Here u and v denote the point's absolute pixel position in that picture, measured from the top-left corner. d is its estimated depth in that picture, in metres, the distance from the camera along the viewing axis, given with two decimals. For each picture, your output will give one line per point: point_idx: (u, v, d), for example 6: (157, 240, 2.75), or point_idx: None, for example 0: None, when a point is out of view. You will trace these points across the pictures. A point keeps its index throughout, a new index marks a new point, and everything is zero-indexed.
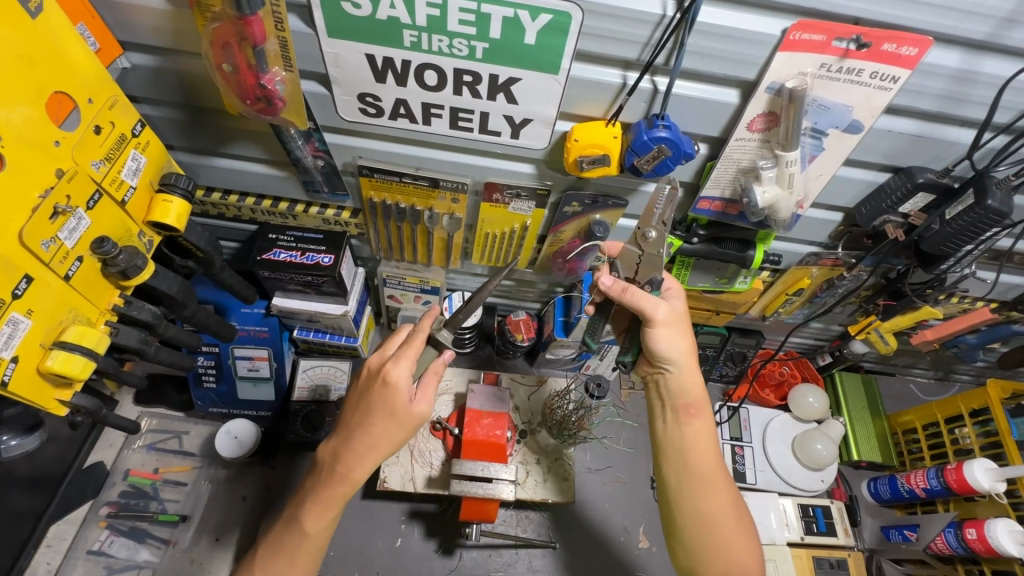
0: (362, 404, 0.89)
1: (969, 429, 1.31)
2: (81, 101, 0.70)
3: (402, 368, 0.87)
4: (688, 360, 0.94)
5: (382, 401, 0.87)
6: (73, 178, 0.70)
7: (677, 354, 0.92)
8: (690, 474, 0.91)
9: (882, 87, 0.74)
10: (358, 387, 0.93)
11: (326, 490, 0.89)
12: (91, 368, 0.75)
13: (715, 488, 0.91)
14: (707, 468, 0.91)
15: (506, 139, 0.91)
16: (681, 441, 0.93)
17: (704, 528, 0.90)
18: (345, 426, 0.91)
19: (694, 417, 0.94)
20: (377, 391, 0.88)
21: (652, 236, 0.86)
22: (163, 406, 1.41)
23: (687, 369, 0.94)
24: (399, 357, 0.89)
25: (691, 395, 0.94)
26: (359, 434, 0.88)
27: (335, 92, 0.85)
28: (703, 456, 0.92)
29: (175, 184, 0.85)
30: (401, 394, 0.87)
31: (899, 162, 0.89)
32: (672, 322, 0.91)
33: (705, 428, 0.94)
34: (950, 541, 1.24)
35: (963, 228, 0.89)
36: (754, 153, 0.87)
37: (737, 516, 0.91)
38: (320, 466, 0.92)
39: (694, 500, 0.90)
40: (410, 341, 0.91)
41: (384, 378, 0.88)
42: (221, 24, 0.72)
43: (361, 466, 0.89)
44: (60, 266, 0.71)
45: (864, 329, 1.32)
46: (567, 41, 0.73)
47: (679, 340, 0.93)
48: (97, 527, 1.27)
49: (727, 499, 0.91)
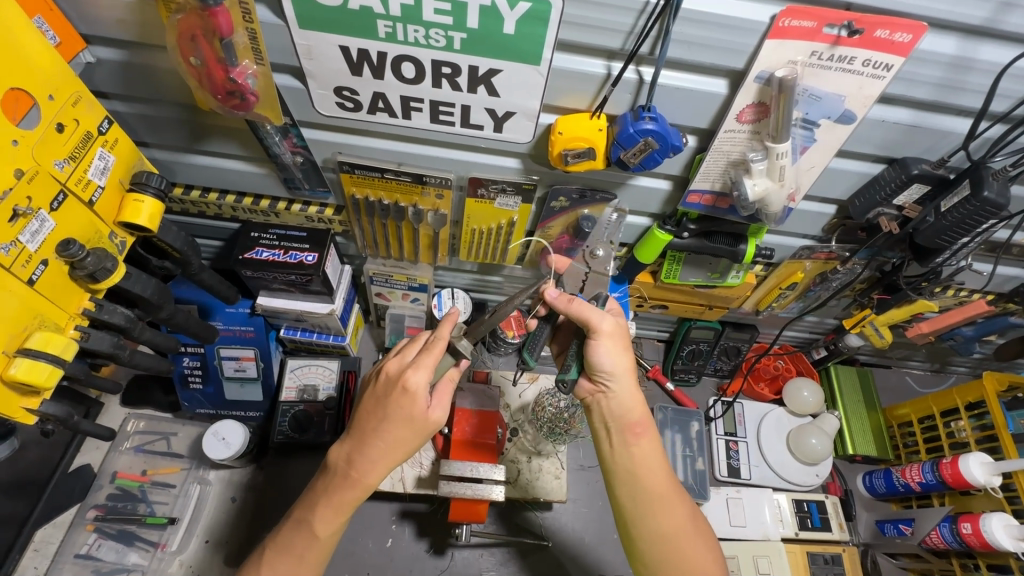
0: (382, 412, 0.87)
1: (965, 422, 1.30)
2: (39, 98, 0.67)
3: (419, 376, 0.86)
4: (625, 378, 0.91)
5: (400, 409, 0.86)
6: (33, 179, 0.67)
7: (615, 371, 0.90)
8: (644, 495, 0.88)
9: (876, 75, 0.72)
10: (375, 393, 0.90)
11: (338, 495, 0.87)
12: (58, 376, 0.73)
13: (671, 505, 0.88)
14: (659, 487, 0.88)
15: (489, 132, 0.88)
16: (627, 462, 0.89)
17: (666, 548, 0.87)
18: (359, 433, 0.89)
19: (639, 437, 0.90)
20: (396, 399, 0.86)
21: (599, 254, 0.94)
22: (150, 408, 1.39)
23: (625, 389, 0.91)
24: (417, 364, 0.87)
25: (631, 415, 0.91)
26: (378, 439, 0.87)
27: (311, 86, 0.82)
28: (653, 475, 0.88)
29: (146, 183, 0.82)
30: (420, 402, 0.86)
31: (894, 152, 0.86)
32: (615, 334, 0.90)
33: (651, 447, 0.90)
34: (944, 535, 1.23)
35: (958, 221, 0.87)
36: (744, 145, 0.85)
37: (698, 530, 0.89)
38: (332, 470, 0.89)
39: (652, 521, 0.87)
40: (429, 348, 0.89)
41: (403, 386, 0.86)
42: (185, 16, 0.69)
43: (373, 471, 0.87)
44: (22, 270, 0.69)
45: (859, 322, 1.31)
46: (547, 31, 0.70)
47: (621, 354, 0.91)
48: (85, 530, 1.23)
49: (684, 514, 0.88)
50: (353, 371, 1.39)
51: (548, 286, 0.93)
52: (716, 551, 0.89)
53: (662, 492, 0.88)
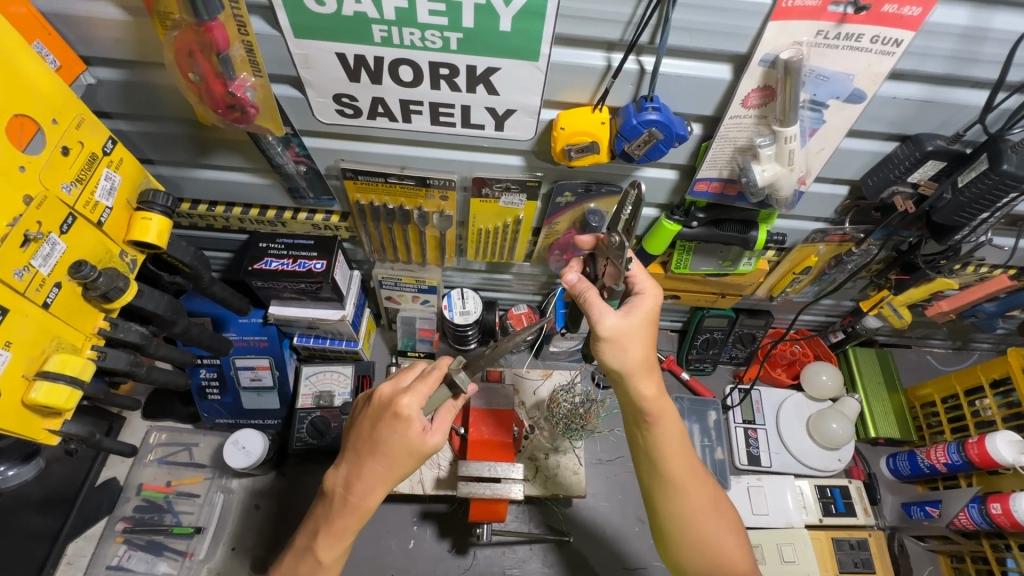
0: (376, 436, 0.86)
1: (991, 401, 1.28)
2: (44, 122, 0.68)
3: (414, 401, 0.85)
4: (644, 369, 0.85)
5: (393, 435, 0.85)
6: (42, 204, 0.68)
7: (635, 361, 0.84)
8: (667, 477, 0.87)
9: (884, 51, 0.70)
10: (370, 415, 0.88)
11: (339, 520, 0.87)
12: (77, 397, 0.74)
13: (699, 487, 0.88)
14: (686, 469, 0.88)
15: (491, 131, 0.87)
16: (656, 444, 0.87)
17: (692, 531, 0.88)
18: (356, 445, 0.88)
19: (661, 419, 0.87)
20: (388, 423, 0.85)
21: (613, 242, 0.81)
22: (171, 420, 1.41)
23: (646, 377, 0.85)
24: (412, 389, 0.86)
25: (649, 399, 0.85)
26: (375, 461, 0.85)
27: (310, 95, 0.82)
28: (680, 456, 0.88)
29: (153, 201, 0.83)
30: (413, 426, 0.85)
31: (906, 130, 0.84)
32: (629, 333, 0.83)
33: (675, 428, 0.88)
34: (973, 516, 1.23)
35: (977, 196, 0.84)
36: (751, 130, 0.83)
37: (722, 514, 0.90)
38: (331, 496, 0.89)
39: (679, 504, 0.87)
40: (427, 375, 0.87)
41: (395, 410, 0.85)
42: (182, 32, 0.69)
43: (372, 495, 0.87)
44: (37, 294, 0.69)
45: (876, 304, 1.28)
46: (545, 26, 0.69)
47: (635, 349, 0.84)
48: (115, 542, 1.26)
49: (706, 497, 0.89)
50: (367, 376, 1.39)
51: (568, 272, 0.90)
52: (741, 535, 0.90)
53: (687, 473, 0.88)
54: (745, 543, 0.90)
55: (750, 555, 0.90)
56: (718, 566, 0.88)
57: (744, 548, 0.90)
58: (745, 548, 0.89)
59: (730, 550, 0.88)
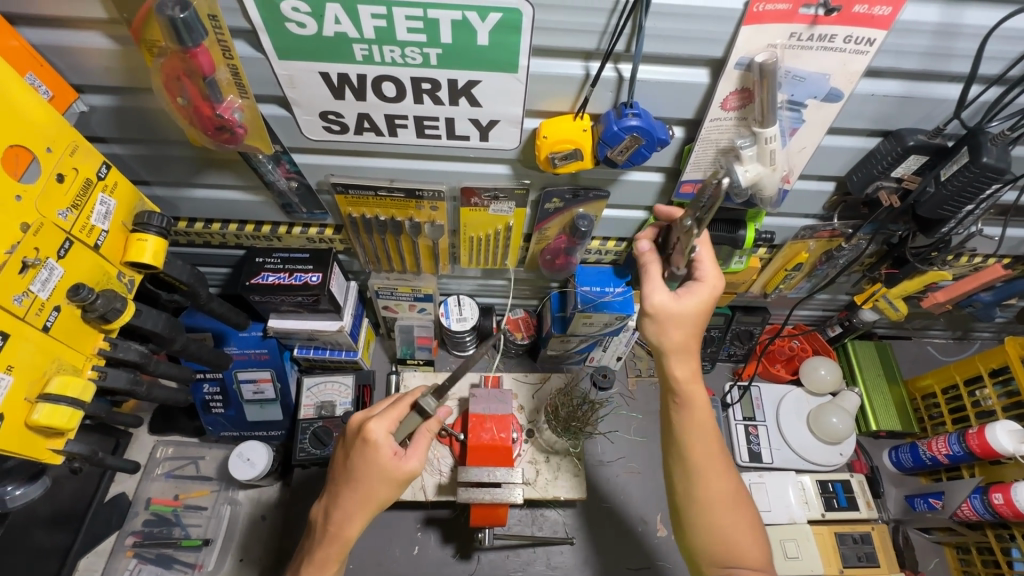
0: (350, 464, 0.90)
1: (990, 390, 1.28)
2: (38, 152, 0.70)
3: (381, 426, 0.88)
4: (684, 348, 0.89)
5: (364, 462, 0.88)
6: (39, 231, 0.70)
7: (678, 341, 0.89)
8: (689, 459, 0.90)
9: (858, 50, 0.70)
10: (345, 445, 0.93)
11: (319, 552, 0.91)
12: (78, 417, 0.76)
13: (721, 473, 0.89)
14: (710, 454, 0.90)
15: (476, 142, 0.89)
16: (687, 426, 0.90)
17: (707, 517, 0.89)
18: (335, 477, 0.92)
19: (694, 398, 0.90)
20: (358, 450, 0.89)
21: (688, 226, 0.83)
22: (177, 434, 1.44)
23: (688, 356, 0.90)
24: (380, 415, 0.90)
25: (687, 376, 0.90)
26: (350, 490, 0.88)
27: (297, 113, 0.83)
28: (706, 439, 0.90)
29: (148, 222, 0.85)
30: (383, 450, 0.88)
31: (887, 125, 0.84)
32: (676, 315, 0.88)
33: (707, 411, 0.90)
34: (977, 507, 1.22)
35: (960, 188, 0.84)
36: (732, 132, 0.84)
37: (743, 506, 0.90)
38: (314, 528, 0.93)
39: (701, 487, 0.89)
40: (395, 404, 0.92)
41: (365, 437, 0.88)
42: (167, 59, 0.71)
43: (351, 524, 0.89)
44: (36, 318, 0.71)
45: (871, 297, 1.28)
46: (521, 38, 0.70)
47: (676, 330, 0.88)
48: (125, 557, 1.29)
49: (725, 487, 0.89)
50: (368, 385, 1.40)
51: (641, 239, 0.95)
52: (757, 531, 0.90)
53: (710, 458, 0.89)
54: (761, 538, 0.90)
55: (765, 550, 0.89)
56: (731, 558, 0.87)
57: (759, 544, 0.88)
58: (761, 543, 0.89)
59: (745, 542, 0.88)
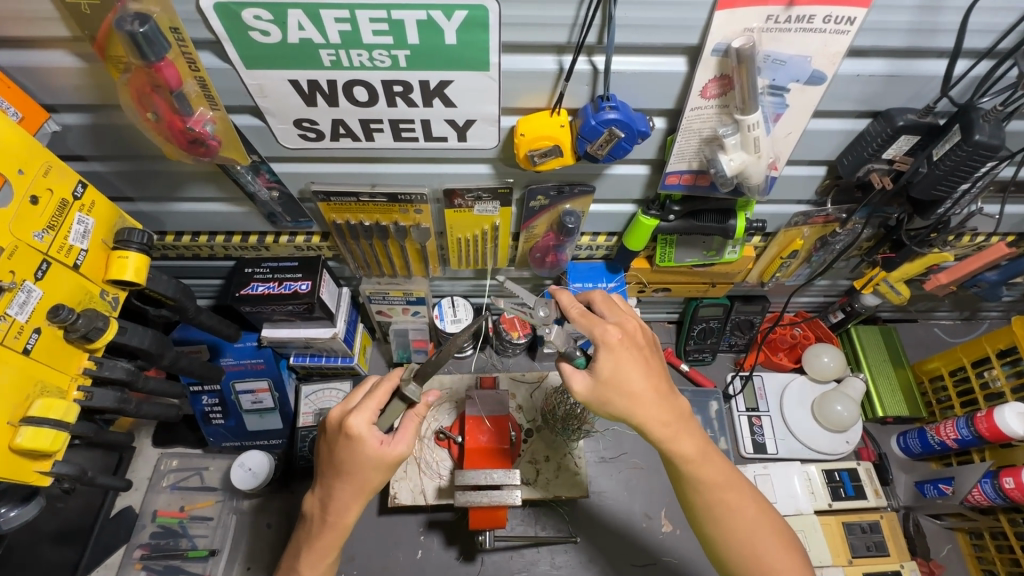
0: (337, 459, 0.88)
1: (998, 371, 1.25)
2: (10, 175, 0.69)
3: (361, 419, 0.86)
4: (650, 400, 0.84)
5: (351, 454, 0.86)
6: (13, 254, 0.70)
7: (635, 400, 0.84)
8: (708, 494, 0.86)
9: (839, 30, 0.68)
10: (328, 440, 0.90)
11: (318, 540, 0.90)
12: (63, 439, 0.76)
13: (739, 499, 0.86)
14: (722, 484, 0.86)
15: (454, 142, 0.87)
16: (688, 467, 0.85)
17: (742, 544, 0.85)
18: (331, 467, 0.89)
19: (680, 443, 0.85)
20: (343, 444, 0.87)
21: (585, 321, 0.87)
22: (180, 446, 1.44)
23: (655, 405, 0.84)
24: (359, 408, 0.87)
25: (666, 423, 0.85)
26: (344, 482, 0.87)
27: (271, 123, 0.82)
28: (712, 470, 0.86)
29: (129, 239, 0.84)
30: (369, 442, 0.85)
31: (876, 105, 0.82)
32: (614, 385, 0.84)
33: (697, 445, 0.85)
34: (987, 492, 1.19)
35: (953, 168, 0.82)
36: (714, 120, 0.81)
37: (770, 525, 0.86)
38: (311, 518, 0.92)
39: (724, 521, 0.86)
40: (375, 392, 0.89)
41: (346, 432, 0.86)
42: (133, 75, 0.71)
43: (349, 511, 0.89)
44: (15, 342, 0.72)
45: (870, 282, 1.26)
46: (490, 35, 0.68)
47: (620, 397, 0.84)
48: (134, 568, 1.28)
49: (749, 510, 0.86)
50: None
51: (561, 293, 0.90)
52: (791, 542, 0.87)
53: (725, 487, 0.86)
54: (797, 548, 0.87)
55: (804, 560, 0.86)
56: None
57: (797, 555, 0.86)
58: (797, 555, 0.86)
59: (782, 561, 0.84)
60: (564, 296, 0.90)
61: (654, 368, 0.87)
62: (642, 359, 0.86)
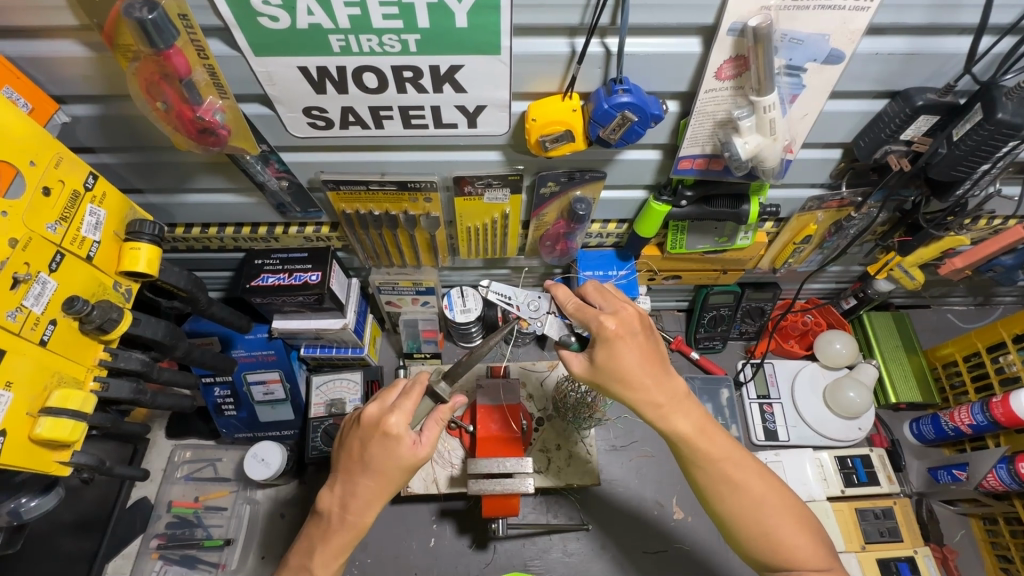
0: (368, 456, 0.88)
1: (1014, 356, 1.23)
2: (22, 166, 0.69)
3: (401, 419, 0.87)
4: (643, 381, 0.84)
5: (385, 453, 0.87)
6: (28, 246, 0.70)
7: (628, 384, 0.84)
8: (715, 472, 0.85)
9: (859, 7, 0.66)
10: (360, 435, 0.90)
11: (336, 538, 0.90)
12: (82, 429, 0.77)
13: (746, 477, 0.85)
14: (724, 459, 0.85)
15: (464, 129, 0.86)
16: (686, 445, 0.86)
17: (753, 522, 0.84)
18: (347, 464, 0.90)
19: (674, 421, 0.86)
20: (379, 443, 0.87)
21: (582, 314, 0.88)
22: (193, 437, 1.45)
23: (650, 388, 0.84)
24: (397, 407, 0.88)
25: (658, 405, 0.85)
26: (369, 476, 0.88)
27: (280, 111, 0.82)
28: (713, 446, 0.86)
29: (140, 231, 0.84)
30: (404, 442, 0.86)
31: (894, 85, 0.80)
32: (607, 372, 0.85)
33: (693, 422, 0.86)
34: (1002, 477, 1.18)
35: (974, 148, 0.81)
36: (728, 103, 0.80)
37: (779, 501, 0.85)
38: (326, 515, 0.91)
39: (732, 499, 0.85)
40: (409, 392, 0.90)
41: (385, 430, 0.87)
42: (142, 63, 0.70)
43: (369, 512, 0.89)
44: (32, 333, 0.72)
45: (884, 267, 1.24)
46: (501, 17, 0.67)
47: (615, 384, 0.86)
48: (150, 558, 1.30)
49: (757, 486, 0.85)
50: (377, 380, 1.40)
51: (558, 290, 0.93)
52: (803, 520, 0.85)
53: (730, 463, 0.85)
54: (808, 526, 0.85)
55: (817, 537, 0.84)
56: (785, 560, 0.83)
57: (810, 531, 0.84)
58: (808, 531, 0.84)
59: (792, 537, 0.83)
60: (562, 289, 0.93)
61: (648, 353, 0.86)
62: (637, 346, 0.85)
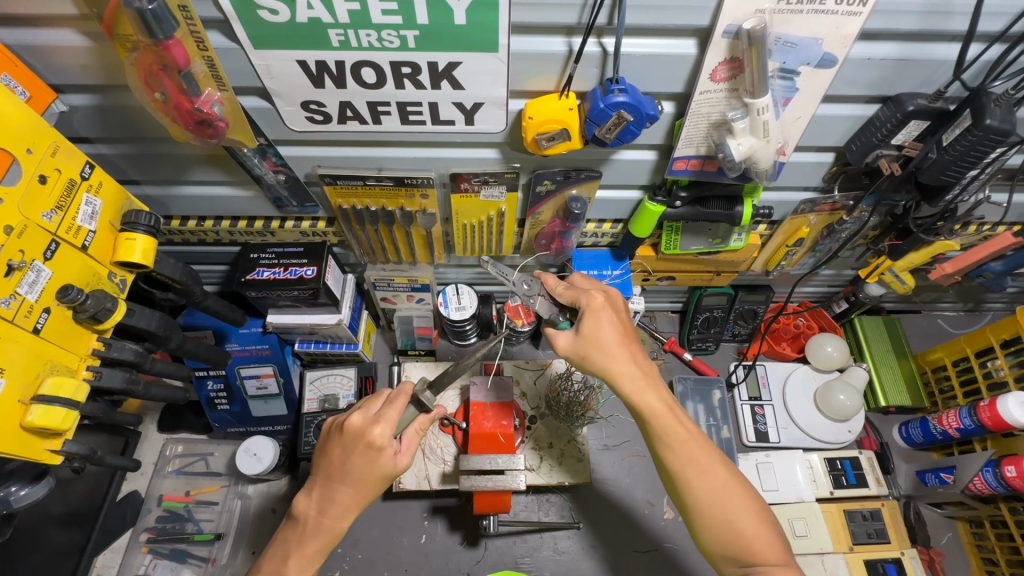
0: (349, 465, 0.88)
1: (1003, 361, 1.25)
2: (18, 153, 0.69)
3: (386, 430, 0.88)
4: (621, 353, 0.89)
5: (367, 463, 0.88)
6: (23, 233, 0.70)
7: (611, 354, 0.88)
8: (681, 452, 0.85)
9: (851, 12, 0.68)
10: (343, 443, 0.90)
11: (310, 546, 0.90)
12: (74, 417, 0.77)
13: (710, 461, 0.85)
14: (693, 441, 0.86)
15: (462, 126, 0.87)
16: (657, 421, 0.87)
17: (715, 507, 0.84)
18: (326, 470, 0.90)
19: (649, 396, 0.87)
20: (361, 453, 0.88)
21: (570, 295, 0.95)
22: (185, 431, 1.44)
23: (628, 359, 0.88)
24: (382, 417, 0.89)
25: (636, 376, 0.88)
26: (346, 485, 0.88)
27: (278, 105, 0.82)
28: (681, 427, 0.87)
29: (136, 221, 0.84)
30: (386, 453, 0.88)
31: (886, 90, 0.81)
32: (591, 342, 0.89)
33: (665, 400, 0.88)
34: (988, 480, 1.19)
35: (962, 153, 0.82)
36: (723, 104, 0.81)
37: (742, 489, 0.85)
38: (303, 521, 0.91)
39: (696, 482, 0.84)
40: (393, 401, 0.90)
41: (369, 440, 0.88)
42: (141, 54, 0.71)
43: (343, 518, 0.90)
44: (26, 320, 0.72)
45: (876, 270, 1.25)
46: (499, 15, 0.68)
47: (598, 356, 0.89)
48: (140, 552, 1.30)
49: (721, 471, 0.85)
50: (370, 376, 1.40)
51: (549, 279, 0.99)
52: (763, 512, 0.85)
53: (696, 446, 0.86)
54: (768, 520, 0.84)
55: (775, 530, 0.84)
56: (743, 551, 0.82)
57: (769, 522, 0.84)
58: (767, 523, 0.84)
59: (750, 526, 0.83)
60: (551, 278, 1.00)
61: (628, 331, 0.91)
62: (621, 320, 0.91)
